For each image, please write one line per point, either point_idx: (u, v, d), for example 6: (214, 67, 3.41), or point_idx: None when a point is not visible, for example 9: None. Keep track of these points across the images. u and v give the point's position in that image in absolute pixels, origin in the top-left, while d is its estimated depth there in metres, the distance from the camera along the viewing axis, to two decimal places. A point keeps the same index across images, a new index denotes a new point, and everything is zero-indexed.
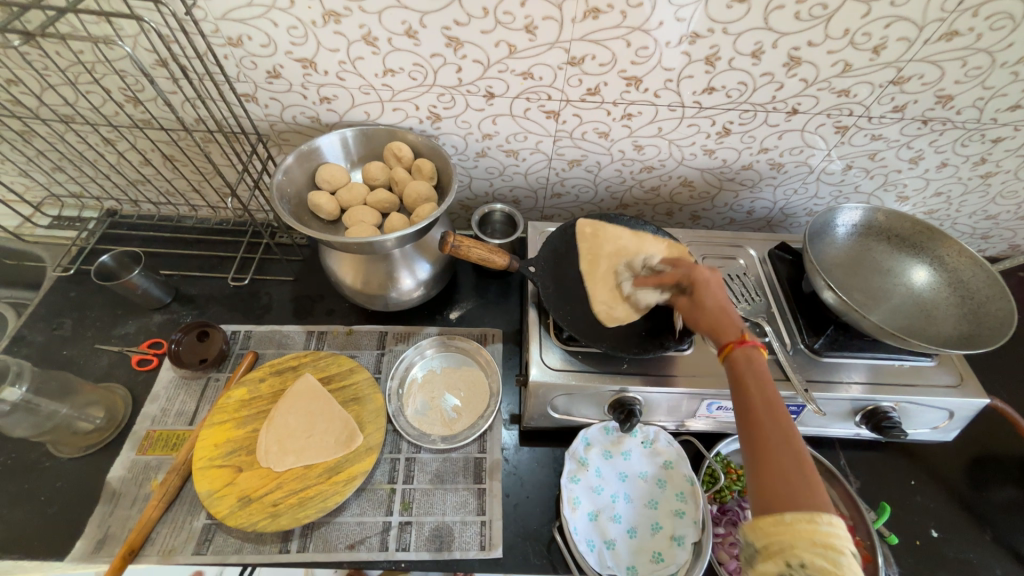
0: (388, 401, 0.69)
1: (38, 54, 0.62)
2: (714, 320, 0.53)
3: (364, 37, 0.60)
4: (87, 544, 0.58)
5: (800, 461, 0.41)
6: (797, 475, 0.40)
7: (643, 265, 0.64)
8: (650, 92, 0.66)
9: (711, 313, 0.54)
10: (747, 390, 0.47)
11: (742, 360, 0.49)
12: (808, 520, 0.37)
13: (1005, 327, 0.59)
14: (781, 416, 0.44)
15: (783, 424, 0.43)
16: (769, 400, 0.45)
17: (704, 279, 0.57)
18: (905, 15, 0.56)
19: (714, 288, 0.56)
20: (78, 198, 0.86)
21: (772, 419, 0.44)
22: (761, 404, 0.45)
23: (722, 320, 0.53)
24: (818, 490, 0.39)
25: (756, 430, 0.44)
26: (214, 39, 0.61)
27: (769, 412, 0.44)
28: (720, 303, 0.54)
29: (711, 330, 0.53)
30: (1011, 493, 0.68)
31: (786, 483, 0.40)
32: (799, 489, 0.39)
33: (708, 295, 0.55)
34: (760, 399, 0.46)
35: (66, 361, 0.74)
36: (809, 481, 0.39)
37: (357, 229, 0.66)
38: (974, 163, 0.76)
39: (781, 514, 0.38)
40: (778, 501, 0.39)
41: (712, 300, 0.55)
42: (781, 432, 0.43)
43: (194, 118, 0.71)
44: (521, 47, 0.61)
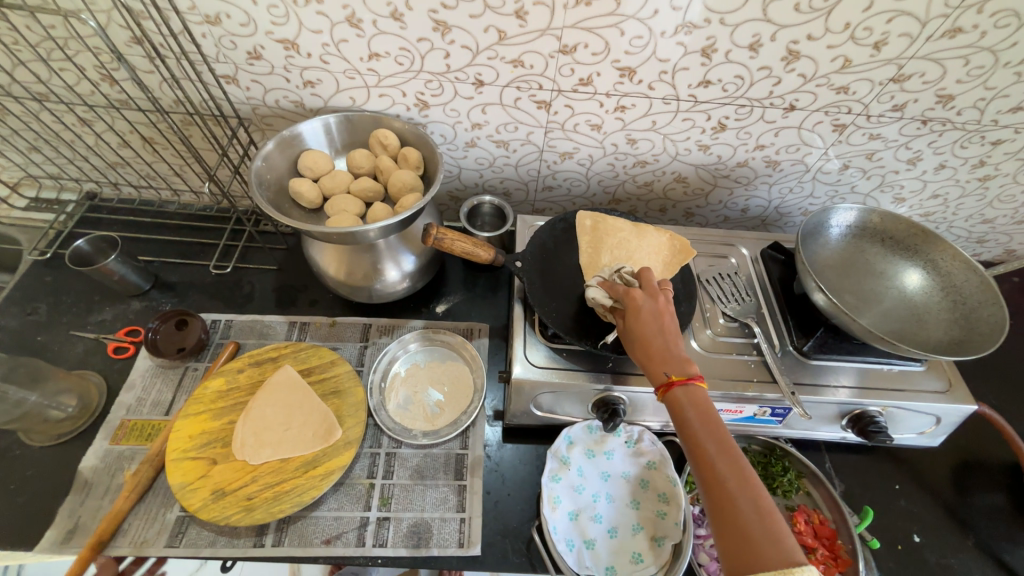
0: (369, 394, 0.68)
1: (7, 28, 0.60)
2: (642, 355, 0.50)
3: (347, 18, 0.58)
4: (56, 534, 0.57)
5: (759, 509, 0.39)
6: (760, 525, 0.38)
7: (616, 271, 0.59)
8: (644, 83, 0.64)
9: (639, 346, 0.51)
10: (695, 433, 0.44)
11: (685, 399, 0.46)
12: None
13: (997, 333, 0.58)
14: (733, 458, 0.42)
15: (736, 467, 0.41)
16: (718, 441, 0.43)
17: (638, 306, 0.52)
18: (908, 9, 0.54)
19: (643, 317, 0.52)
20: (56, 179, 0.83)
21: (725, 463, 0.42)
22: (712, 448, 0.43)
23: (651, 355, 0.49)
24: (782, 540, 0.37)
25: (712, 479, 0.41)
26: (191, 16, 0.58)
27: (721, 455, 0.42)
28: (649, 335, 0.50)
29: (647, 364, 0.50)
30: (995, 499, 0.68)
31: (753, 538, 0.38)
32: (765, 542, 0.37)
33: (636, 326, 0.51)
34: (710, 441, 0.43)
35: (40, 347, 0.72)
36: (773, 530, 0.38)
37: (338, 218, 0.64)
38: (973, 166, 0.74)
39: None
40: (748, 560, 0.37)
41: (639, 331, 0.51)
42: (735, 476, 0.41)
43: (172, 99, 0.68)
44: (511, 33, 0.58)
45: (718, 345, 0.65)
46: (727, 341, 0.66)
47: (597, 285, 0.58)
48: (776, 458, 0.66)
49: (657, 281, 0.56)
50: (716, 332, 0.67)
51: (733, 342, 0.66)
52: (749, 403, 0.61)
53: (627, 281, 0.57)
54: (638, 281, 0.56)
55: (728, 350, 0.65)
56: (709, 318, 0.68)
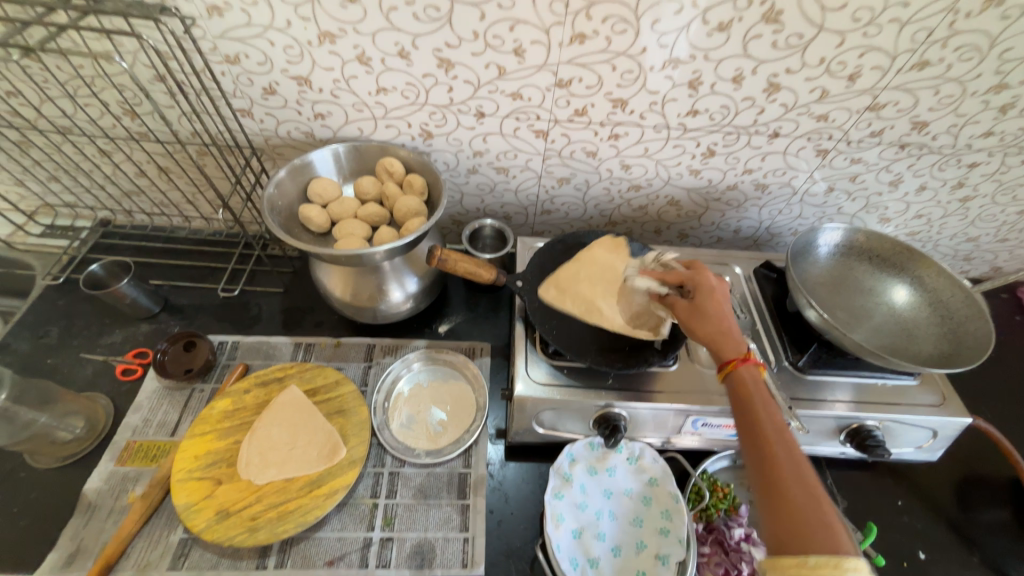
0: (373, 413, 0.69)
1: (39, 68, 0.64)
2: (708, 332, 0.53)
3: (358, 57, 0.62)
4: (58, 557, 0.57)
5: (812, 496, 0.40)
6: (812, 510, 0.39)
7: (657, 261, 0.67)
8: (636, 113, 0.68)
9: (705, 322, 0.54)
10: (757, 416, 0.47)
11: (750, 384, 0.49)
12: (833, 561, 0.35)
13: (984, 346, 0.60)
14: (791, 446, 0.44)
15: (794, 455, 0.43)
16: (779, 429, 0.45)
17: (704, 289, 0.57)
18: (877, 45, 0.58)
19: (707, 297, 0.56)
20: (71, 207, 0.86)
21: (784, 450, 0.43)
22: (772, 432, 0.45)
23: (719, 333, 0.53)
24: (835, 529, 0.38)
25: (769, 459, 0.43)
26: (212, 56, 0.63)
27: (781, 442, 0.44)
28: (716, 314, 0.54)
29: (712, 343, 0.53)
30: (998, 515, 0.68)
31: (805, 518, 0.39)
32: (817, 524, 0.38)
33: (704, 305, 0.56)
34: (771, 426, 0.45)
35: (49, 369, 0.73)
36: (825, 517, 0.39)
37: (346, 241, 0.67)
38: (952, 187, 0.78)
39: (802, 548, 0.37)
40: (798, 534, 0.38)
41: (705, 309, 0.55)
42: (793, 463, 0.43)
43: (189, 131, 0.72)
44: (510, 69, 0.63)
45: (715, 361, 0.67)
46: None
47: (644, 275, 0.64)
48: None
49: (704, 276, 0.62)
50: None
51: None
52: None
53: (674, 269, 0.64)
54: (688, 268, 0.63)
55: None
56: None
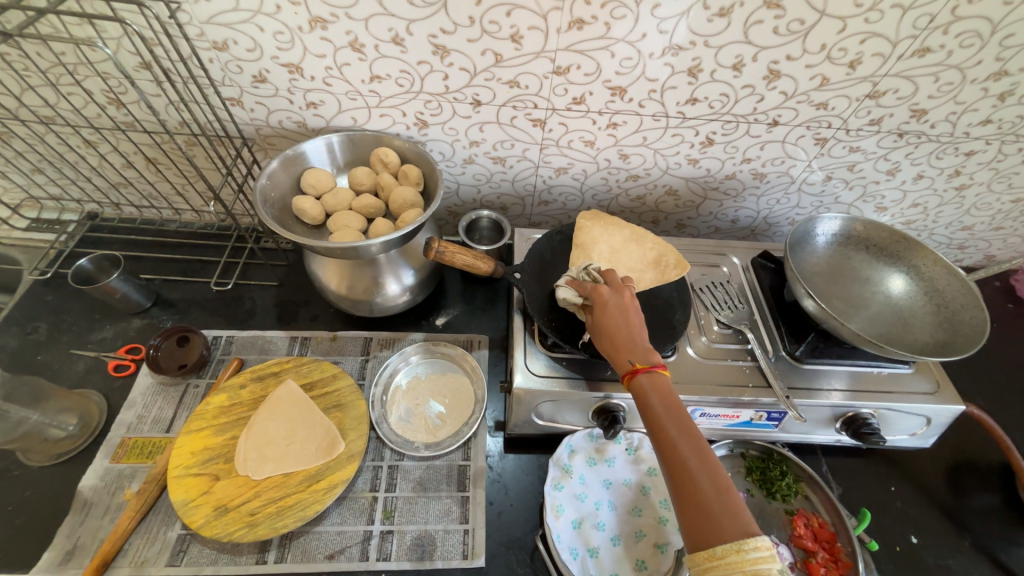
0: (371, 407, 0.68)
1: (19, 55, 0.62)
2: (609, 346, 0.53)
3: (350, 43, 0.60)
4: (55, 555, 0.57)
5: (719, 486, 0.41)
6: (718, 500, 0.41)
7: (584, 268, 0.61)
8: (635, 101, 0.67)
9: (605, 338, 0.53)
10: (658, 417, 0.47)
11: (649, 385, 0.48)
12: (736, 549, 0.38)
13: (980, 335, 0.60)
14: (693, 439, 0.44)
15: (696, 447, 0.44)
16: (679, 425, 0.45)
17: (604, 301, 0.55)
18: (879, 31, 0.57)
19: (609, 311, 0.54)
20: (57, 201, 0.84)
21: (687, 446, 0.44)
22: (673, 430, 0.45)
23: (617, 346, 0.52)
24: (740, 513, 0.40)
25: (674, 459, 0.44)
26: (199, 42, 0.61)
27: (682, 436, 0.45)
28: (615, 328, 0.53)
29: (613, 356, 0.52)
30: (989, 500, 0.69)
31: (713, 515, 0.40)
32: (724, 516, 0.40)
33: (602, 319, 0.54)
34: (671, 424, 0.46)
35: (40, 366, 0.72)
36: (731, 504, 0.40)
37: (341, 233, 0.66)
38: (949, 176, 0.78)
39: (713, 548, 0.39)
40: (709, 536, 0.39)
41: (606, 325, 0.54)
42: (696, 459, 0.43)
43: (178, 121, 0.70)
44: (507, 56, 0.61)
45: (713, 351, 0.67)
46: (722, 348, 0.67)
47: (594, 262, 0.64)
48: (774, 462, 0.67)
49: (622, 278, 0.59)
50: (711, 339, 0.68)
51: (727, 349, 0.67)
52: (746, 408, 0.63)
53: (594, 277, 0.60)
54: (604, 278, 0.59)
55: (723, 356, 0.66)
56: (703, 325, 0.70)
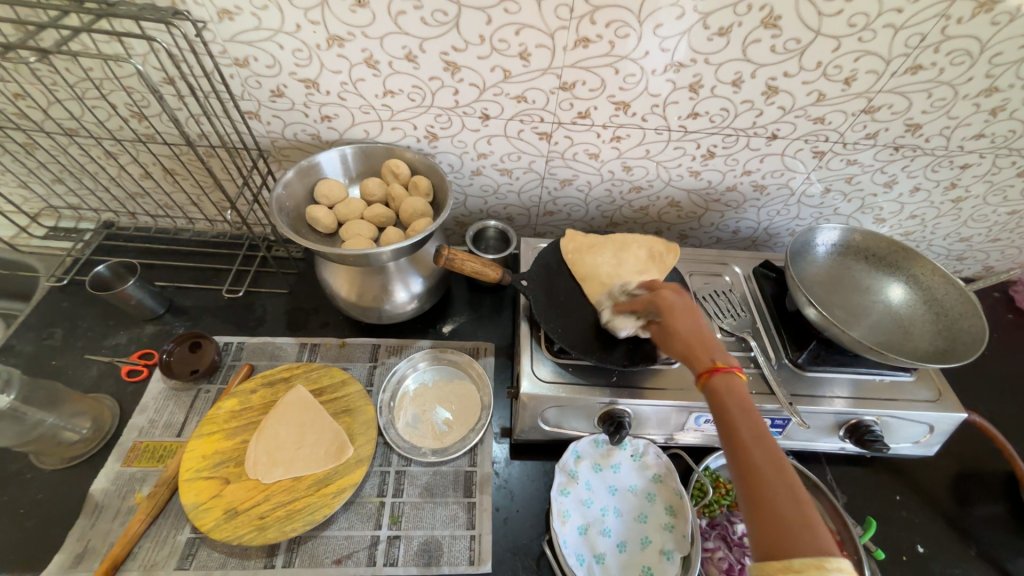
0: (379, 413, 0.69)
1: (49, 70, 0.64)
2: (682, 347, 0.51)
3: (365, 60, 0.63)
4: (65, 558, 0.57)
5: (795, 498, 0.38)
6: (794, 512, 0.37)
7: (621, 289, 0.63)
8: (638, 116, 0.69)
9: (678, 337, 0.52)
10: (733, 419, 0.44)
11: (724, 386, 0.46)
12: (816, 565, 0.34)
13: (978, 343, 0.61)
14: (770, 445, 0.41)
15: (773, 455, 0.41)
16: (756, 430, 0.43)
17: (670, 304, 0.55)
18: (873, 50, 0.60)
19: (677, 312, 0.54)
20: (75, 210, 0.87)
21: (765, 451, 0.41)
22: (749, 434, 0.42)
23: (694, 346, 0.50)
24: (817, 529, 0.36)
25: (748, 462, 0.41)
26: (221, 59, 0.63)
27: (758, 441, 0.42)
28: (686, 328, 0.52)
29: (686, 353, 0.50)
30: (994, 509, 0.69)
31: (787, 525, 0.37)
32: (800, 528, 0.36)
33: (674, 320, 0.53)
34: (748, 428, 0.43)
35: (54, 371, 0.73)
36: (809, 518, 0.37)
37: (353, 242, 0.67)
38: (945, 188, 0.80)
39: (789, 560, 0.35)
40: (784, 546, 0.36)
41: (677, 327, 0.53)
42: (772, 466, 0.40)
43: (197, 133, 0.73)
44: (515, 72, 0.64)
45: None
46: None
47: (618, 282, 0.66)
48: None
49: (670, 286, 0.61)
50: None
51: (730, 356, 0.68)
52: None
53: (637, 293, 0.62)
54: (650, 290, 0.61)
55: None
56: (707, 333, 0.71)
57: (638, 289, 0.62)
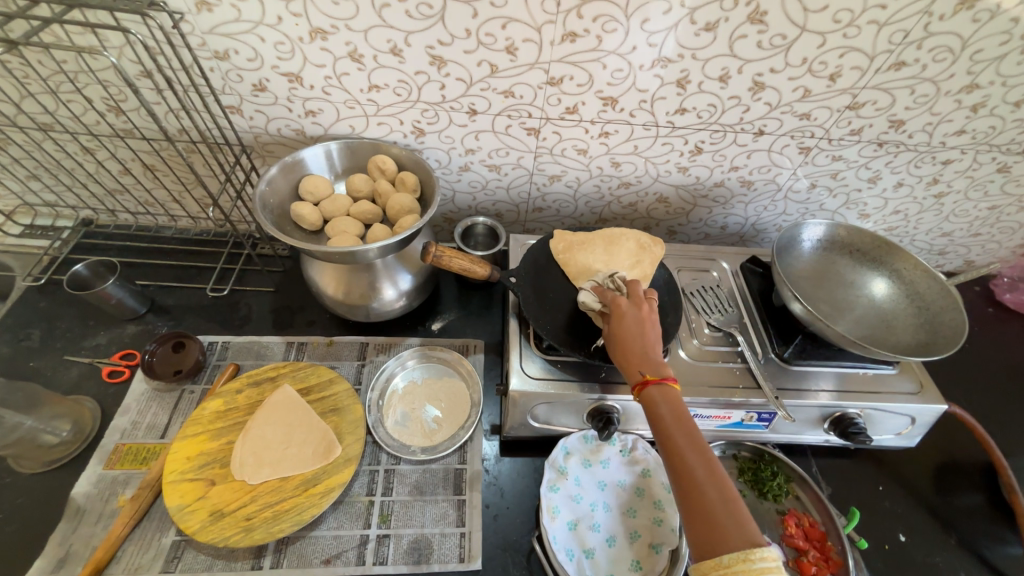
0: (367, 411, 0.69)
1: (20, 63, 0.62)
2: (621, 356, 0.53)
3: (350, 54, 0.62)
4: (46, 563, 0.56)
5: (726, 497, 0.41)
6: (725, 510, 0.41)
7: (608, 278, 0.63)
8: (626, 111, 0.69)
9: (619, 347, 0.54)
10: (667, 428, 0.46)
11: (658, 395, 0.48)
12: (744, 560, 0.37)
13: (958, 336, 0.62)
14: (700, 448, 0.44)
15: (704, 459, 0.44)
16: (688, 434, 0.45)
17: (622, 312, 0.56)
18: (857, 46, 0.60)
19: (626, 322, 0.55)
20: (52, 207, 0.84)
21: (695, 456, 0.44)
22: (682, 439, 0.45)
23: (630, 356, 0.52)
24: (747, 525, 0.40)
25: (682, 469, 0.44)
26: (201, 52, 0.62)
27: (690, 446, 0.45)
28: (629, 338, 0.54)
29: (625, 364, 0.52)
30: (973, 498, 0.71)
31: (720, 526, 0.40)
32: (731, 527, 0.40)
33: (618, 329, 0.55)
34: (680, 434, 0.45)
35: (32, 373, 0.71)
36: (738, 515, 0.40)
37: (338, 239, 0.66)
38: (927, 184, 0.81)
39: (719, 558, 0.38)
40: (716, 545, 0.39)
41: (621, 334, 0.54)
42: (703, 469, 0.43)
43: (177, 128, 0.71)
44: (502, 67, 0.63)
45: (705, 354, 0.68)
46: (713, 350, 0.69)
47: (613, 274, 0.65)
48: (765, 463, 0.69)
49: (644, 292, 0.60)
50: (702, 341, 0.70)
51: (718, 351, 0.69)
52: (737, 409, 0.64)
53: (618, 286, 0.62)
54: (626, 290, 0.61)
55: (714, 358, 0.68)
56: (695, 328, 0.72)
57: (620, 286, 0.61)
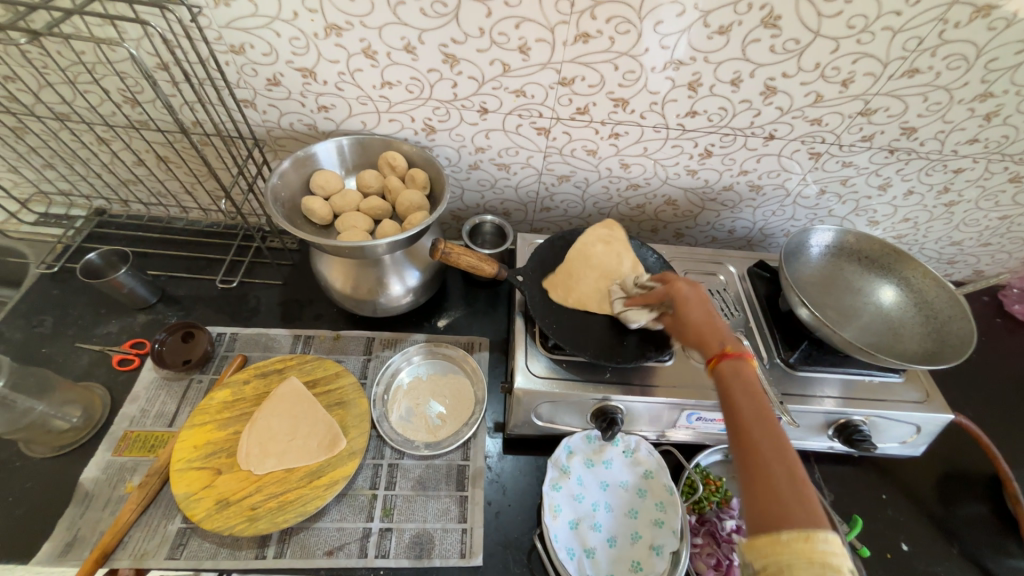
0: (373, 406, 0.69)
1: (40, 53, 0.63)
2: (695, 336, 0.51)
3: (364, 50, 0.63)
4: (54, 546, 0.57)
5: (793, 476, 0.37)
6: (790, 487, 0.36)
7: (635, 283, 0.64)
8: (636, 113, 0.69)
9: (692, 327, 0.51)
10: (738, 399, 0.43)
11: (733, 368, 0.45)
12: (805, 537, 0.33)
13: (966, 345, 0.62)
14: (770, 423, 0.40)
15: (775, 435, 0.39)
16: (758, 409, 0.42)
17: (684, 295, 0.55)
18: (871, 52, 0.60)
19: (691, 303, 0.54)
20: (66, 196, 0.85)
21: (765, 429, 0.40)
22: (751, 412, 0.42)
23: (704, 333, 0.50)
24: (813, 506, 0.35)
25: (747, 440, 0.40)
26: (217, 46, 0.63)
27: (760, 420, 0.41)
28: (699, 319, 0.52)
29: (698, 339, 0.50)
30: (977, 509, 0.71)
31: (781, 499, 0.36)
32: (795, 503, 0.35)
33: (687, 310, 0.53)
34: (752, 408, 0.42)
35: (44, 359, 0.72)
36: (804, 495, 0.36)
37: (348, 234, 0.67)
38: (938, 192, 0.81)
39: (778, 533, 0.34)
40: (774, 519, 0.35)
41: (689, 317, 0.52)
42: (771, 443, 0.39)
43: (191, 121, 0.72)
44: (515, 66, 0.64)
45: None
46: None
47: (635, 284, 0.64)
48: None
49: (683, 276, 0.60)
50: None
51: None
52: None
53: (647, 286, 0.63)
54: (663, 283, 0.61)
55: None
56: None
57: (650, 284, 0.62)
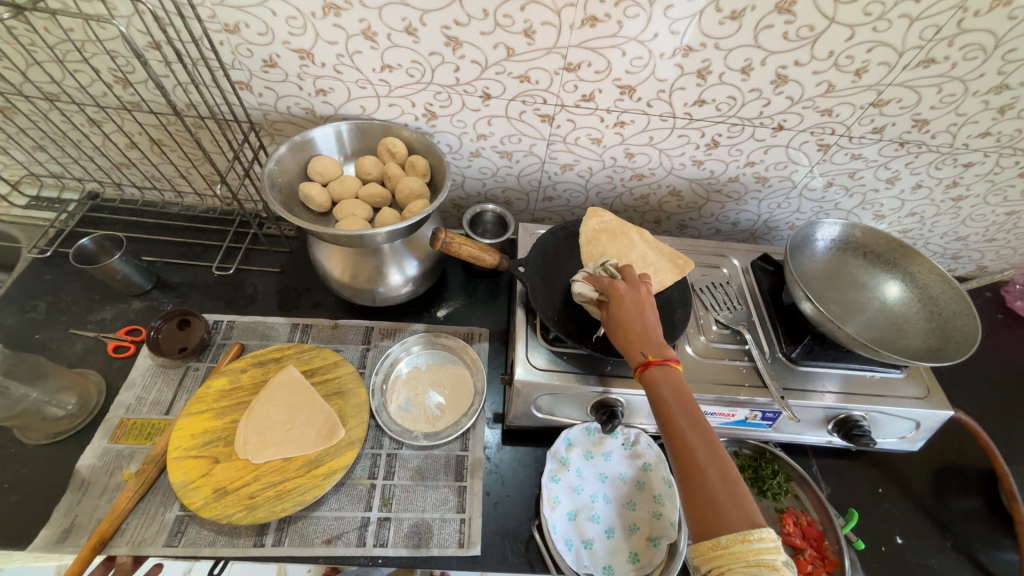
0: (371, 395, 0.69)
1: (26, 29, 0.61)
2: (622, 339, 0.54)
3: (363, 31, 0.60)
4: (51, 534, 0.57)
5: (728, 478, 0.42)
6: (726, 492, 0.41)
7: (600, 265, 0.62)
8: (643, 101, 0.68)
9: (621, 330, 0.54)
10: (669, 408, 0.47)
11: (661, 377, 0.49)
12: (741, 539, 0.38)
13: (970, 342, 0.62)
14: (702, 430, 0.45)
15: (706, 439, 0.45)
16: (690, 417, 0.46)
17: (620, 296, 0.56)
18: (886, 40, 0.58)
19: (626, 306, 0.55)
20: (58, 178, 0.84)
21: (695, 435, 0.45)
22: (683, 420, 0.46)
23: (631, 339, 0.53)
24: (746, 504, 0.40)
25: (682, 449, 0.45)
26: (211, 24, 0.60)
27: (692, 427, 0.45)
28: (630, 321, 0.54)
29: (625, 346, 0.53)
30: (972, 504, 0.71)
31: (719, 506, 0.41)
32: (730, 506, 0.40)
33: (618, 313, 0.55)
34: (682, 415, 0.46)
35: (37, 344, 0.71)
36: (737, 495, 0.41)
37: (346, 221, 0.65)
38: (946, 186, 0.79)
39: (718, 538, 0.39)
40: (714, 526, 0.40)
41: (622, 319, 0.54)
42: (705, 451, 0.44)
43: (185, 102, 0.70)
44: (519, 50, 0.62)
45: (712, 351, 0.68)
46: (720, 348, 0.68)
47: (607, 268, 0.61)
48: (766, 461, 0.69)
49: (638, 275, 0.60)
50: (709, 339, 0.69)
51: (725, 349, 0.68)
52: (741, 407, 0.64)
53: (610, 274, 0.61)
54: (621, 275, 0.60)
55: (721, 356, 0.67)
56: (702, 325, 0.71)
57: (611, 272, 0.61)
